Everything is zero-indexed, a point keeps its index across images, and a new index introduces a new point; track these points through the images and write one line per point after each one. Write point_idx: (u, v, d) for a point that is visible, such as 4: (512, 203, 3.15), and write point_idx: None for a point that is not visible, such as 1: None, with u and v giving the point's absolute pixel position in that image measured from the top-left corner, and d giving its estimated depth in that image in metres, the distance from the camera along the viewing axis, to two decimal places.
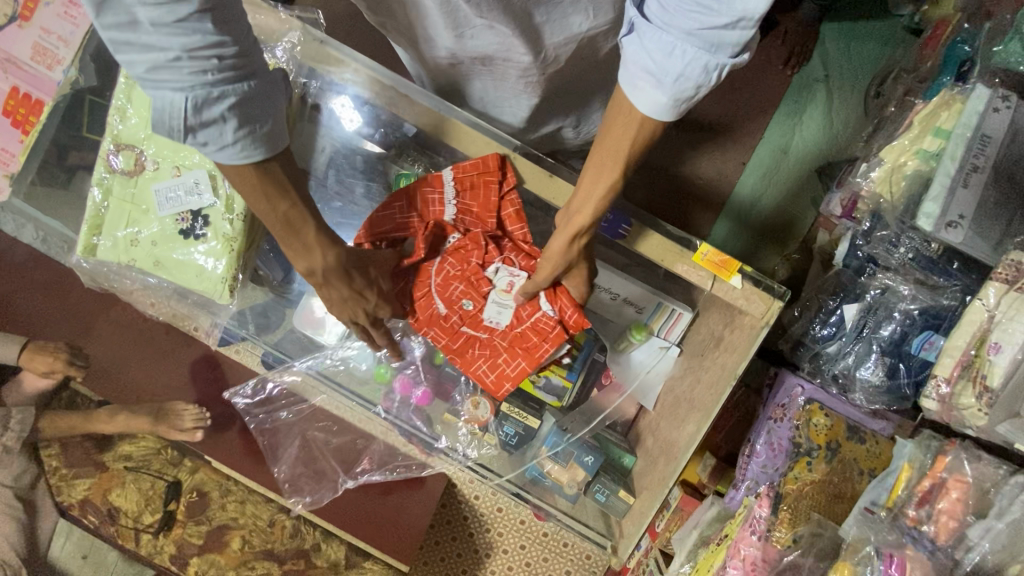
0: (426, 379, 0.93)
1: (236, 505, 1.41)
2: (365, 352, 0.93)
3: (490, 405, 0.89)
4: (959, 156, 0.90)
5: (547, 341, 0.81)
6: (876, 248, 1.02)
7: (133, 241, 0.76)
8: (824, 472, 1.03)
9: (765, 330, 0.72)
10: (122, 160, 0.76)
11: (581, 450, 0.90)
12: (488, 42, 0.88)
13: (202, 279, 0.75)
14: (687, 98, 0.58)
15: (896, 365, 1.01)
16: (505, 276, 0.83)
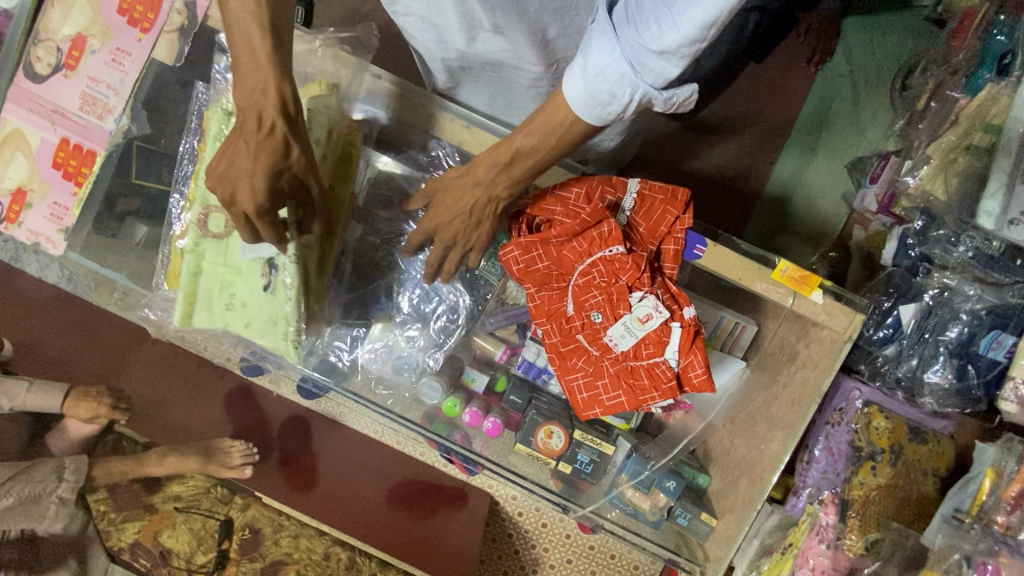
0: (495, 408, 0.92)
1: (290, 540, 1.44)
2: (434, 384, 0.92)
3: (563, 433, 0.85)
4: (1014, 150, 0.89)
5: (657, 390, 0.74)
6: (933, 248, 0.99)
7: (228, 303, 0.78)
8: (890, 476, 1.04)
9: (847, 345, 0.71)
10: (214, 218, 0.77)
11: (661, 476, 0.87)
12: (498, 48, 0.85)
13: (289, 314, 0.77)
14: (600, 102, 0.61)
15: (965, 366, 0.97)
16: (649, 307, 0.73)
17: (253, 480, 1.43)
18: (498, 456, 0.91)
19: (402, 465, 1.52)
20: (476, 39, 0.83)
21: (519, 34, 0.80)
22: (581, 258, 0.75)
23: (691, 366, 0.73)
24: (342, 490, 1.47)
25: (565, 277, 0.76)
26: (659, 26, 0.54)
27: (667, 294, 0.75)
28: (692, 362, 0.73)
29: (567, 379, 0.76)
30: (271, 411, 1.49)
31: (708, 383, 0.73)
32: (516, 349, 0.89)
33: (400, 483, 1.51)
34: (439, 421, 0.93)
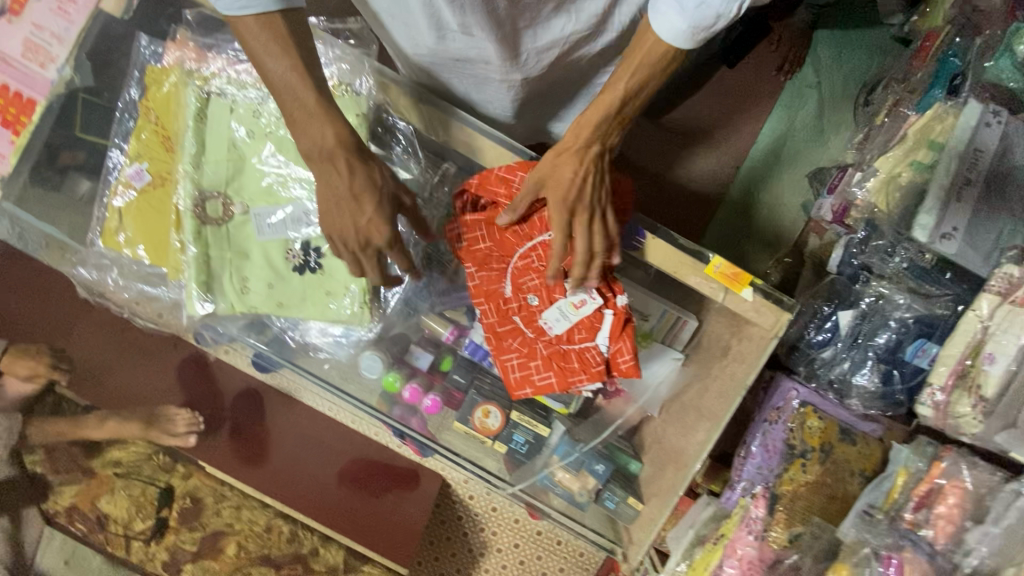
0: (435, 386, 0.93)
1: (232, 510, 1.42)
2: (374, 359, 0.90)
3: (500, 414, 0.88)
4: (953, 168, 0.93)
5: (585, 373, 0.76)
6: (871, 257, 1.05)
7: (227, 283, 0.75)
8: (818, 474, 1.09)
9: (774, 341, 0.73)
10: (218, 203, 0.75)
11: (591, 459, 0.91)
12: (467, 46, 0.84)
13: (271, 288, 0.75)
14: (706, 28, 0.59)
15: (891, 371, 1.03)
16: (582, 290, 0.76)
17: (197, 450, 1.43)
18: (438, 434, 0.94)
19: (354, 445, 1.52)
20: (444, 36, 0.82)
21: (487, 30, 0.79)
22: (521, 241, 0.78)
23: (621, 352, 0.77)
24: (292, 465, 1.48)
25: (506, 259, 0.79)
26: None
27: (604, 280, 0.76)
28: (621, 348, 0.76)
29: (501, 357, 0.79)
30: (225, 382, 1.48)
31: (635, 368, 0.76)
32: (463, 329, 0.89)
33: (351, 461, 1.51)
34: (380, 397, 0.93)
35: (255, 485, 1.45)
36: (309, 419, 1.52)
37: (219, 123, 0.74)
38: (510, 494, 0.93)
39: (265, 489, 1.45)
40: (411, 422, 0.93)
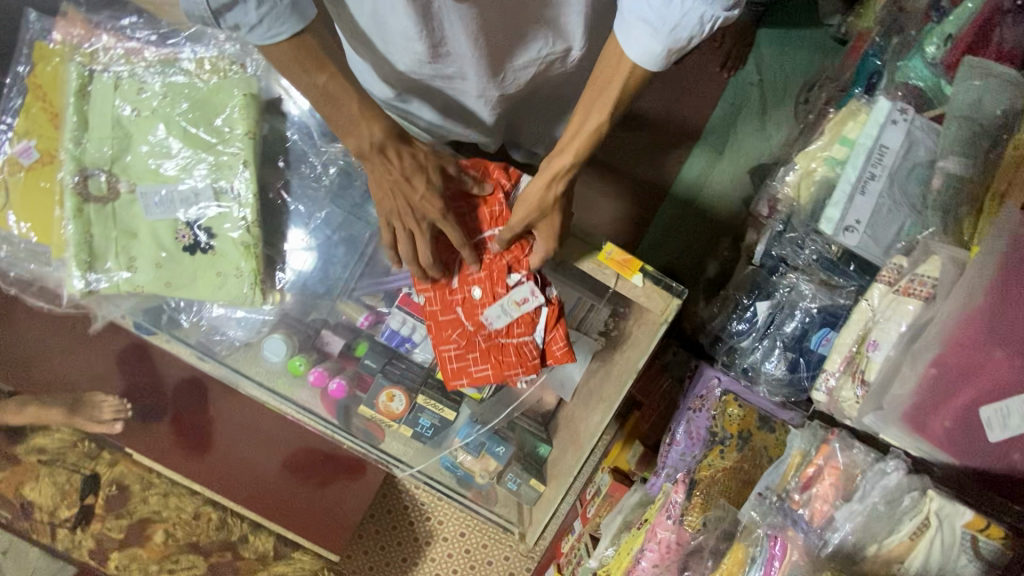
0: (344, 371, 0.93)
1: (159, 498, 1.42)
2: (276, 342, 0.91)
3: (405, 399, 0.90)
4: (859, 165, 0.96)
5: (522, 367, 0.79)
6: (785, 249, 1.08)
7: (118, 264, 0.83)
8: (735, 460, 1.09)
9: (664, 327, 0.79)
10: (103, 181, 0.83)
11: (492, 441, 0.95)
12: (446, 64, 0.83)
13: (157, 267, 0.83)
14: (680, 48, 0.63)
15: (797, 359, 1.08)
16: (526, 289, 0.78)
17: (127, 437, 1.42)
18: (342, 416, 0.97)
19: (299, 435, 1.48)
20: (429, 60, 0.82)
21: (466, 48, 0.79)
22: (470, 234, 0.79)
23: (555, 340, 0.80)
24: (233, 455, 1.46)
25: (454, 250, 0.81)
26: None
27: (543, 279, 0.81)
28: (554, 337, 0.78)
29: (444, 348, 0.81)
30: (166, 371, 1.44)
31: (569, 354, 0.79)
32: (378, 315, 0.91)
33: (294, 452, 1.48)
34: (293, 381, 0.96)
35: (184, 472, 1.43)
36: (252, 413, 1.46)
37: (103, 104, 0.83)
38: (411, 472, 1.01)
39: (195, 478, 1.43)
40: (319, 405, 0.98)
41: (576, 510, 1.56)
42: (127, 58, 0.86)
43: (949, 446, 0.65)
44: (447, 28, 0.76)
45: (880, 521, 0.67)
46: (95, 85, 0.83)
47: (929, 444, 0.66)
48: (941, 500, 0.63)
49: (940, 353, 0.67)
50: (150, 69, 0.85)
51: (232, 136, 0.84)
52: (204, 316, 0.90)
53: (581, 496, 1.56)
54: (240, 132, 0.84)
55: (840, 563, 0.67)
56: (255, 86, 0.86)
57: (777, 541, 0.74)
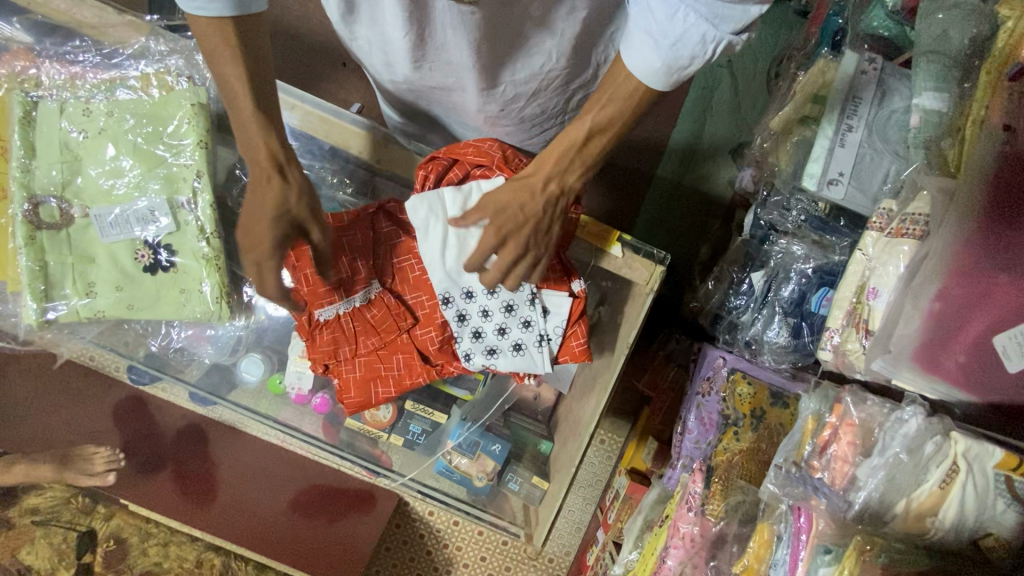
0: (327, 386, 0.94)
1: (160, 548, 1.38)
2: (256, 359, 0.96)
3: (391, 407, 0.89)
4: (835, 118, 0.93)
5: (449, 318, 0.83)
6: (771, 213, 1.04)
7: (86, 291, 0.85)
8: (751, 440, 1.04)
9: (652, 296, 0.78)
10: (54, 207, 0.84)
11: (487, 440, 0.94)
12: (444, 75, 0.81)
13: (119, 290, 0.85)
14: (681, 67, 0.61)
15: (800, 325, 1.03)
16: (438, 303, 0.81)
17: (121, 488, 1.37)
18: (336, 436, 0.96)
19: (307, 471, 1.46)
20: (421, 66, 0.80)
21: (465, 59, 0.76)
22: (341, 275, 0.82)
23: (575, 335, 0.81)
24: (239, 499, 1.41)
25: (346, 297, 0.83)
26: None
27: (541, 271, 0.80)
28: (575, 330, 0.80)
29: (389, 348, 0.84)
30: (164, 421, 1.43)
31: (584, 352, 0.81)
32: None
33: (302, 489, 1.44)
34: (280, 404, 0.97)
35: (181, 521, 1.36)
36: (252, 450, 1.45)
37: (50, 129, 0.85)
38: (403, 484, 0.97)
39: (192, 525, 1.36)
40: (307, 422, 0.97)
41: (597, 519, 1.49)
42: (71, 84, 0.89)
43: (968, 383, 0.61)
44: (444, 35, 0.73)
45: (905, 470, 0.62)
46: (39, 110, 0.85)
47: (945, 383, 0.63)
48: (966, 442, 0.58)
49: (942, 286, 0.64)
50: (95, 90, 0.88)
51: (183, 148, 0.86)
52: (172, 341, 0.92)
53: (601, 503, 1.49)
54: (190, 143, 0.86)
55: (868, 523, 0.61)
56: (203, 96, 0.87)
57: (801, 512, 0.69)
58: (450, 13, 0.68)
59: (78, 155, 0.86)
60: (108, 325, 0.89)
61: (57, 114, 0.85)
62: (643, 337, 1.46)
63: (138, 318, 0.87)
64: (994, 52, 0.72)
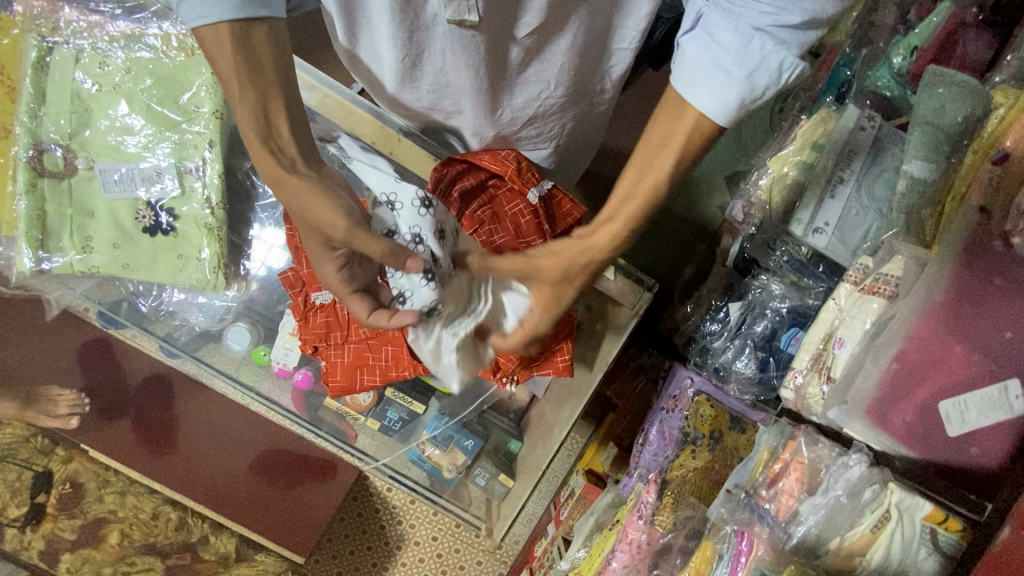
0: (310, 361, 0.95)
1: (115, 497, 1.38)
2: (242, 329, 0.97)
3: (372, 393, 0.90)
4: (829, 168, 0.98)
5: None
6: (758, 250, 1.11)
7: (84, 243, 0.88)
8: (707, 460, 1.10)
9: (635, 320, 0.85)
10: (59, 156, 0.87)
11: (461, 435, 0.98)
12: (444, 98, 0.79)
13: (115, 249, 0.88)
14: (752, 99, 0.57)
15: (768, 358, 1.09)
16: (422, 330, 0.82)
17: (80, 432, 1.36)
18: (311, 413, 0.98)
19: (271, 435, 1.43)
20: (415, 87, 0.77)
21: (465, 83, 0.74)
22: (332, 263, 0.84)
23: (560, 350, 0.83)
24: (201, 460, 1.40)
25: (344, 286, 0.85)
26: (786, 4, 0.51)
27: None
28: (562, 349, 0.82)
29: (378, 339, 0.85)
30: (132, 367, 1.38)
31: (568, 368, 0.84)
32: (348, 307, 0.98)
33: (262, 452, 1.43)
34: (265, 379, 0.99)
35: (139, 471, 1.37)
36: (217, 410, 1.41)
37: (63, 78, 0.88)
38: (374, 468, 0.99)
39: (152, 477, 1.38)
40: (284, 395, 0.98)
41: (550, 513, 1.54)
42: (90, 33, 0.90)
43: (910, 439, 0.66)
44: (448, 59, 0.70)
45: (843, 512, 0.68)
46: (54, 57, 0.88)
47: (890, 437, 0.68)
48: (901, 493, 0.64)
49: (901, 348, 0.68)
50: (114, 45, 0.89)
51: (199, 115, 0.89)
52: (163, 304, 0.94)
53: (556, 498, 1.54)
54: (206, 111, 0.89)
55: (802, 555, 0.67)
56: None
57: (743, 537, 0.74)
58: (448, 38, 0.67)
59: (91, 108, 0.89)
60: (98, 280, 0.92)
61: (70, 66, 0.88)
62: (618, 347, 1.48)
63: (126, 276, 0.89)
64: (982, 136, 0.77)
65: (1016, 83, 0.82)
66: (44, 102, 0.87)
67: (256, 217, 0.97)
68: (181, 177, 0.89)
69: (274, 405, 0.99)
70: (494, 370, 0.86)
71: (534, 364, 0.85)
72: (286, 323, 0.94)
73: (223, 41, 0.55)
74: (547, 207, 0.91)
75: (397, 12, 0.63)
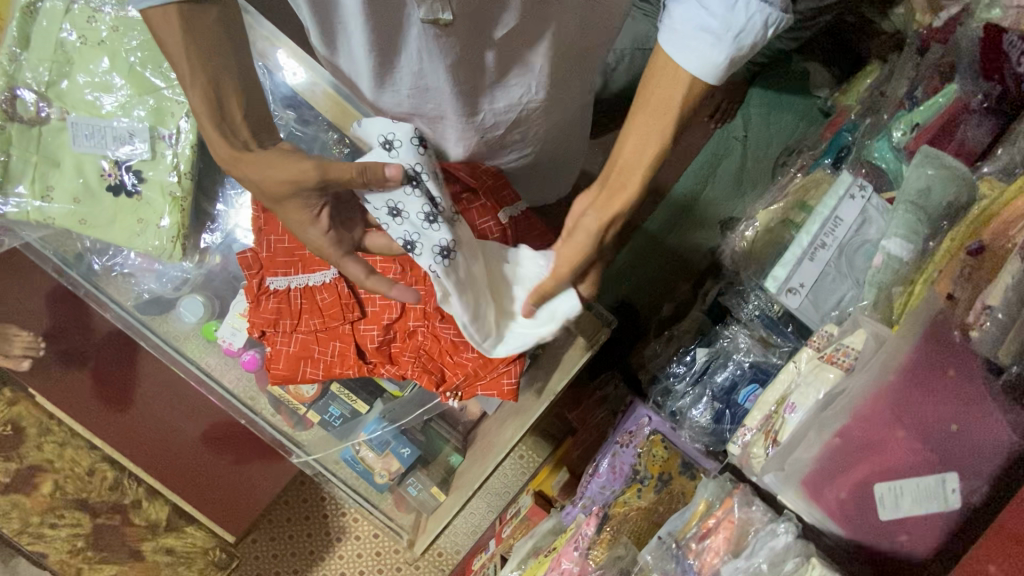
0: (258, 343, 0.94)
1: (55, 447, 1.35)
2: (195, 302, 0.95)
3: (316, 386, 0.90)
4: (813, 232, 0.97)
5: (397, 316, 0.86)
6: (731, 299, 1.14)
7: (46, 191, 0.89)
8: (651, 501, 1.07)
9: (589, 353, 0.86)
10: (30, 103, 0.87)
11: (398, 441, 0.96)
12: (422, 104, 0.79)
13: (75, 202, 0.89)
14: (741, 56, 0.61)
15: (724, 411, 1.08)
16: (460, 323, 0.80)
17: (30, 378, 1.30)
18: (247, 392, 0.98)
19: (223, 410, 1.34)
20: (394, 91, 0.76)
21: (445, 84, 0.74)
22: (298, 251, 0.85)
23: (506, 373, 0.82)
24: (152, 419, 1.36)
25: (305, 277, 0.86)
26: None
27: None
28: (507, 371, 0.82)
29: (329, 333, 0.86)
30: (97, 317, 1.28)
31: (512, 393, 0.83)
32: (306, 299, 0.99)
33: (211, 425, 1.37)
34: (211, 354, 0.98)
35: (83, 424, 1.34)
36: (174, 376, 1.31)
37: (48, 27, 0.88)
38: (306, 462, 0.98)
39: (94, 432, 1.35)
40: (228, 374, 0.98)
41: (494, 529, 1.52)
42: None
43: (841, 515, 0.67)
44: (426, 63, 0.71)
45: None
46: (43, 5, 0.88)
47: (822, 511, 0.68)
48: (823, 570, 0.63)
49: (846, 424, 0.68)
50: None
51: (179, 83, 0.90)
52: (117, 264, 0.95)
53: (502, 515, 1.52)
54: None
55: None
56: None
57: None
58: (424, 40, 0.67)
59: (71, 60, 0.89)
60: (55, 231, 0.93)
61: (55, 16, 0.88)
62: (588, 372, 1.46)
63: (85, 232, 0.91)
64: (965, 225, 0.76)
65: (1004, 177, 0.82)
66: (26, 47, 0.88)
67: (224, 190, 0.96)
68: (152, 140, 0.89)
69: (212, 383, 0.98)
70: (438, 381, 0.85)
71: (479, 381, 0.84)
72: (237, 302, 0.93)
73: (171, 24, 0.59)
74: (517, 226, 0.93)
75: (370, 5, 0.62)
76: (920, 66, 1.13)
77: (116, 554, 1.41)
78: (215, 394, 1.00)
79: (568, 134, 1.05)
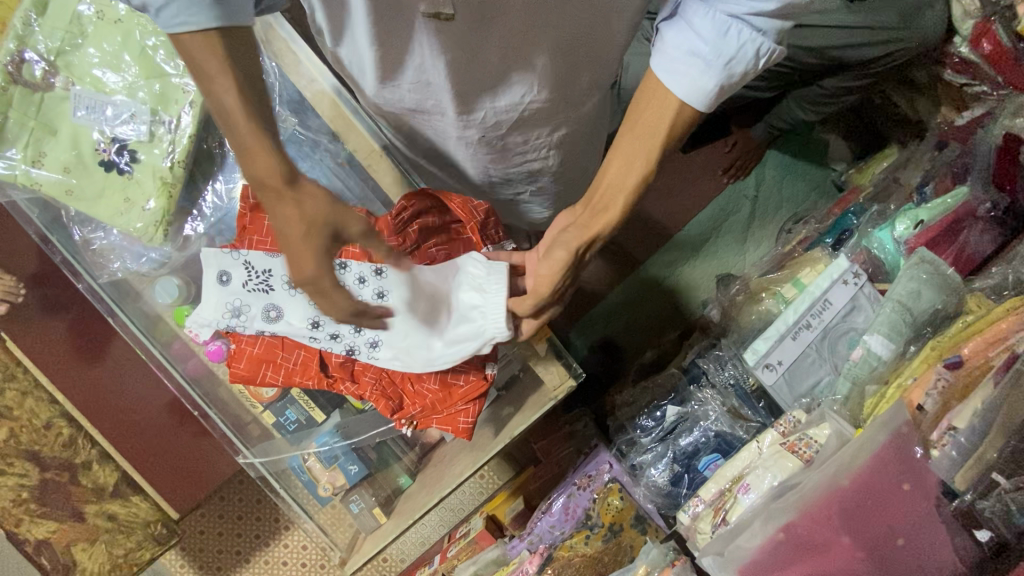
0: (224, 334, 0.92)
1: (15, 396, 1.34)
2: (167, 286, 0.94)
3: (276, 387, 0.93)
4: (800, 310, 0.96)
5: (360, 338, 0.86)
6: (709, 362, 1.15)
7: (42, 154, 0.90)
8: (598, 549, 1.07)
9: (553, 402, 0.84)
10: (37, 69, 0.90)
11: (346, 458, 0.97)
12: (422, 97, 0.81)
13: (67, 169, 0.90)
14: (731, 84, 0.63)
15: (683, 474, 1.07)
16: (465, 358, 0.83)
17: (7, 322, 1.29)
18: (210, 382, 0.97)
19: None
20: (396, 87, 0.79)
21: (444, 82, 0.76)
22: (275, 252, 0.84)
23: (465, 413, 0.84)
24: (119, 380, 1.35)
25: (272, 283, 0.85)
26: None
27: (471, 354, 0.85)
28: (466, 411, 0.83)
29: (293, 341, 0.86)
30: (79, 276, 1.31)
31: (467, 432, 0.84)
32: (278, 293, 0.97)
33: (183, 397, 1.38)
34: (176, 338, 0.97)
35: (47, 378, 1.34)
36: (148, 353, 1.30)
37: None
38: (248, 462, 0.95)
39: (57, 387, 1.35)
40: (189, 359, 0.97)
41: (442, 546, 1.51)
42: None
43: None
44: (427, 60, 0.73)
45: None
46: None
47: None
48: None
49: (792, 520, 0.67)
50: None
51: None
52: (101, 237, 0.95)
53: (452, 533, 1.50)
54: None
55: None
56: None
57: None
58: (424, 35, 0.69)
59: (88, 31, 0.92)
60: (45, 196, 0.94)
61: None
62: (562, 405, 1.47)
63: (71, 199, 0.91)
64: (949, 335, 0.77)
65: (994, 294, 0.82)
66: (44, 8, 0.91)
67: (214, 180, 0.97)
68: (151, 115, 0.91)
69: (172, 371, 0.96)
70: (394, 409, 0.86)
71: (435, 415, 0.85)
72: None
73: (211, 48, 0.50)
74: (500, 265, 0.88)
75: (378, 3, 0.65)
76: (936, 160, 1.14)
77: (57, 511, 1.41)
78: (172, 380, 0.98)
79: (571, 162, 1.07)
